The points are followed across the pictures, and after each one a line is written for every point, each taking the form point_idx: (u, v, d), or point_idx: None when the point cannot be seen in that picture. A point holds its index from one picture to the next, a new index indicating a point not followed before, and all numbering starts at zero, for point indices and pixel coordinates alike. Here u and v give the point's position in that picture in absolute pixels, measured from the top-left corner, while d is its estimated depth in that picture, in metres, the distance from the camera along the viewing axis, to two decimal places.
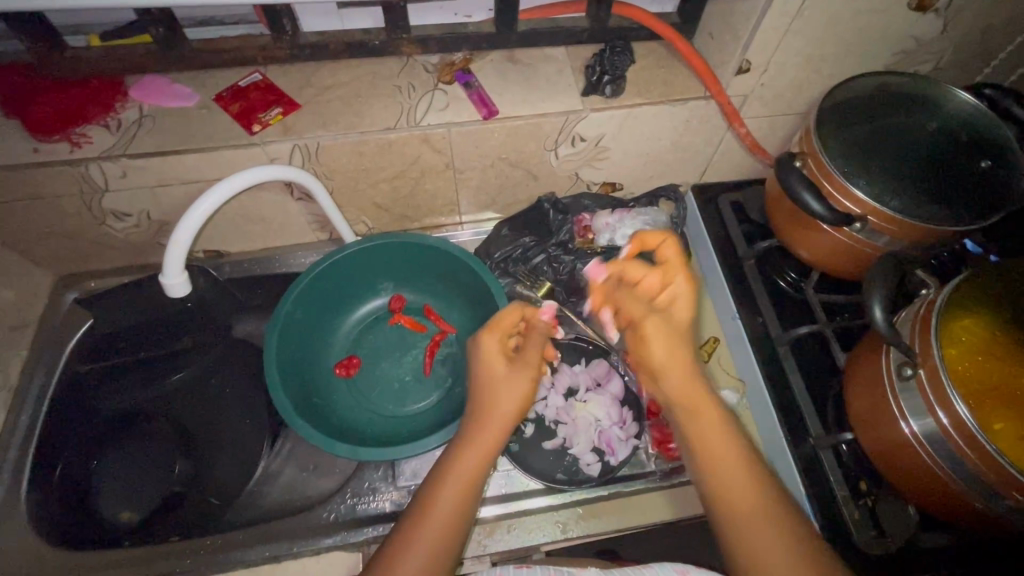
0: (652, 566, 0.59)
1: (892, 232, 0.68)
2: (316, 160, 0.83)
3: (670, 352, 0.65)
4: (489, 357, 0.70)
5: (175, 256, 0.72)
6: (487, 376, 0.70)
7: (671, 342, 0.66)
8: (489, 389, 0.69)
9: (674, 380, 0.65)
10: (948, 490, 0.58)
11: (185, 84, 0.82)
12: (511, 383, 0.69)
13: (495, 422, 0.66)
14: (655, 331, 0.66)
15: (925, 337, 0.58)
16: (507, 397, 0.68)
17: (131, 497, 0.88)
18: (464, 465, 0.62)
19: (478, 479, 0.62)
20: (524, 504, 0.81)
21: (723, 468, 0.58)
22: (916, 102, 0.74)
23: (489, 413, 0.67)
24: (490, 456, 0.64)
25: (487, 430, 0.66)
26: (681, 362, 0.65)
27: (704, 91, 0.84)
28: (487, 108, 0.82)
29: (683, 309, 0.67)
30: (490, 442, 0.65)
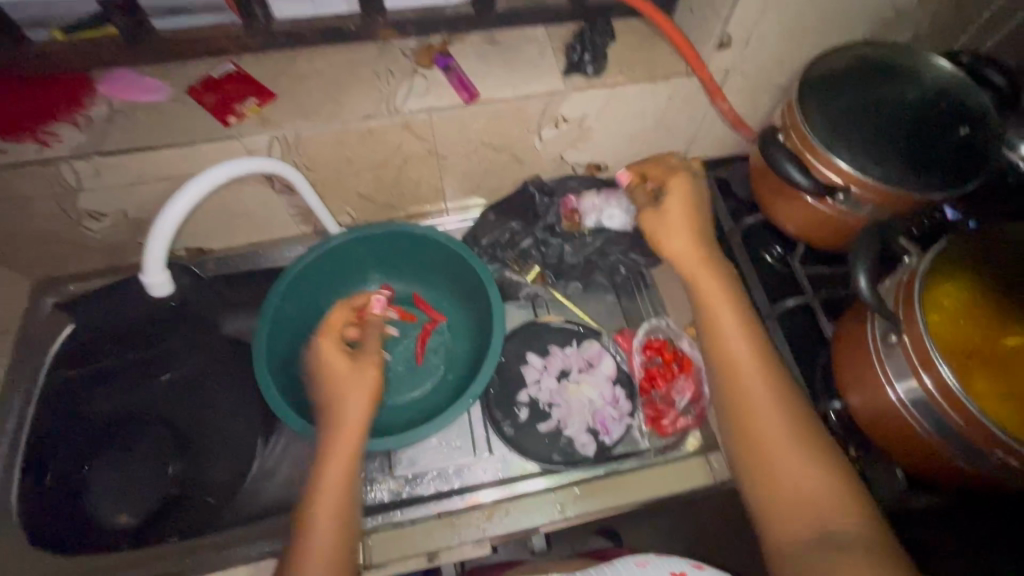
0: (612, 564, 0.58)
1: (874, 202, 0.69)
2: (296, 151, 0.82)
3: (697, 267, 0.67)
4: (333, 358, 0.71)
5: (157, 248, 0.70)
6: (335, 381, 0.69)
7: (696, 255, 0.68)
8: (335, 393, 0.68)
9: (706, 300, 0.66)
10: (933, 450, 0.60)
11: (156, 77, 0.79)
12: (358, 380, 0.68)
13: (347, 425, 0.65)
14: (683, 239, 0.69)
15: (909, 305, 0.59)
16: (353, 396, 0.67)
17: (127, 499, 0.86)
18: (332, 471, 0.62)
19: (348, 485, 0.62)
20: (521, 487, 0.82)
21: (749, 385, 0.60)
22: (896, 70, 0.74)
23: (336, 415, 0.66)
24: (354, 455, 0.64)
25: (342, 430, 0.65)
26: (710, 283, 0.66)
27: (686, 67, 0.84)
28: (468, 91, 0.80)
29: (683, 235, 0.69)
30: (348, 442, 0.64)
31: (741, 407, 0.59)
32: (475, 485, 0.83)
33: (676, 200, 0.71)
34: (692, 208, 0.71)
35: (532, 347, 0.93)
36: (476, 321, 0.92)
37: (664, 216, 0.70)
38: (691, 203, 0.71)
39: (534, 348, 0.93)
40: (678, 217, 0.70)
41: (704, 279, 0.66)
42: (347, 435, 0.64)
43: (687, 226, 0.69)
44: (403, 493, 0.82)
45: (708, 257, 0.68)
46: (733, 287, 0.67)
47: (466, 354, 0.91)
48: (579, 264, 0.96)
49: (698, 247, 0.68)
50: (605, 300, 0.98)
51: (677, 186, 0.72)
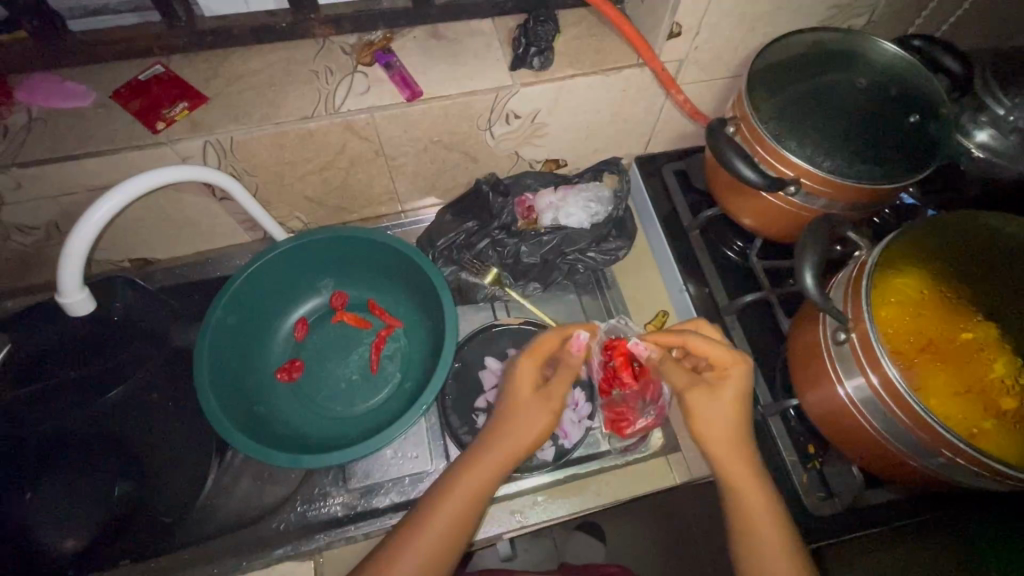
0: None
1: (825, 194, 0.67)
2: (233, 156, 0.78)
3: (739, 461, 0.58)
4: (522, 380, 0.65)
5: (71, 269, 0.66)
6: (515, 401, 0.63)
7: (738, 444, 0.59)
8: (512, 411, 0.62)
9: (744, 508, 0.56)
10: (884, 449, 0.59)
11: (78, 81, 0.75)
12: (540, 413, 0.62)
13: (509, 445, 0.60)
14: (721, 436, 0.59)
15: (856, 301, 0.57)
16: (532, 424, 0.61)
17: (71, 524, 0.83)
18: (462, 490, 0.56)
19: (473, 503, 0.56)
20: (503, 490, 0.80)
21: None
22: (848, 56, 0.72)
23: (506, 432, 0.60)
24: (485, 487, 0.58)
25: (501, 447, 0.59)
26: (745, 487, 0.57)
27: (637, 58, 0.81)
28: (410, 89, 0.77)
29: (733, 402, 0.59)
30: (497, 470, 0.58)
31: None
32: None
33: (720, 397, 0.60)
34: (739, 396, 0.60)
35: (491, 351, 0.91)
36: (431, 327, 0.89)
37: (714, 407, 0.60)
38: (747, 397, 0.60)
39: (493, 352, 0.91)
40: (726, 410, 0.60)
41: (737, 481, 0.58)
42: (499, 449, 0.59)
43: (733, 420, 0.59)
44: (358, 505, 0.82)
45: (745, 448, 0.59)
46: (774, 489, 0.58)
47: (422, 361, 0.89)
48: (537, 264, 0.94)
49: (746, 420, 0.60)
50: (566, 300, 0.97)
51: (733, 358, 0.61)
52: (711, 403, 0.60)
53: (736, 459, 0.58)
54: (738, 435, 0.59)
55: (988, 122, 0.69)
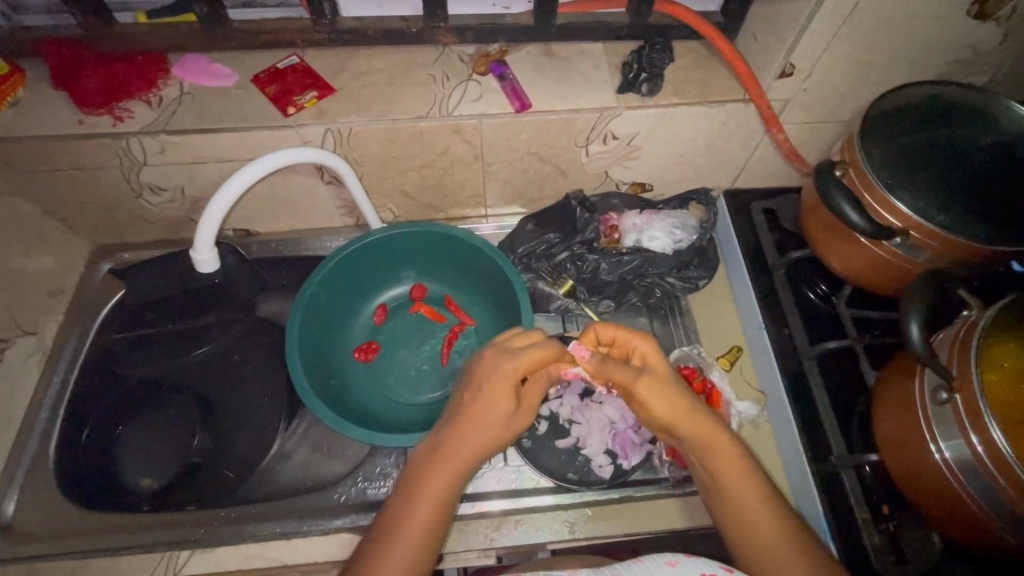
0: (642, 558, 0.58)
1: (934, 250, 0.65)
2: (348, 145, 0.84)
3: (699, 433, 0.60)
4: (496, 390, 0.63)
5: (206, 232, 0.73)
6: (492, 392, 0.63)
7: (691, 421, 0.60)
8: (480, 408, 0.62)
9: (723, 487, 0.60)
10: (977, 520, 0.56)
11: (225, 64, 0.83)
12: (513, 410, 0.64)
13: (472, 445, 0.61)
14: (674, 414, 0.60)
15: (964, 361, 0.55)
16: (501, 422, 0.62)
17: (151, 465, 0.90)
18: (425, 498, 0.59)
19: (451, 494, 0.60)
20: (530, 502, 0.81)
21: (765, 541, 0.57)
22: (970, 113, 0.70)
23: (472, 428, 0.62)
24: (458, 479, 0.61)
25: (474, 437, 0.62)
26: (721, 449, 0.60)
27: (743, 93, 0.82)
28: (520, 101, 0.81)
29: (661, 364, 0.63)
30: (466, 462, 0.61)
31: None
32: (484, 493, 0.81)
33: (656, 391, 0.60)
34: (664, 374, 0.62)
35: None
36: (504, 329, 0.92)
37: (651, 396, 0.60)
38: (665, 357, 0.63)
39: None
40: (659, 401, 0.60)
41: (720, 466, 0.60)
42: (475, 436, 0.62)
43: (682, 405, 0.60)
44: None
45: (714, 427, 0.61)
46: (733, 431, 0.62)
47: None
48: (614, 282, 0.95)
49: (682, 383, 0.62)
50: (636, 321, 0.96)
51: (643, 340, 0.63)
52: (653, 380, 0.61)
53: (709, 440, 0.60)
54: (683, 405, 0.60)
55: None
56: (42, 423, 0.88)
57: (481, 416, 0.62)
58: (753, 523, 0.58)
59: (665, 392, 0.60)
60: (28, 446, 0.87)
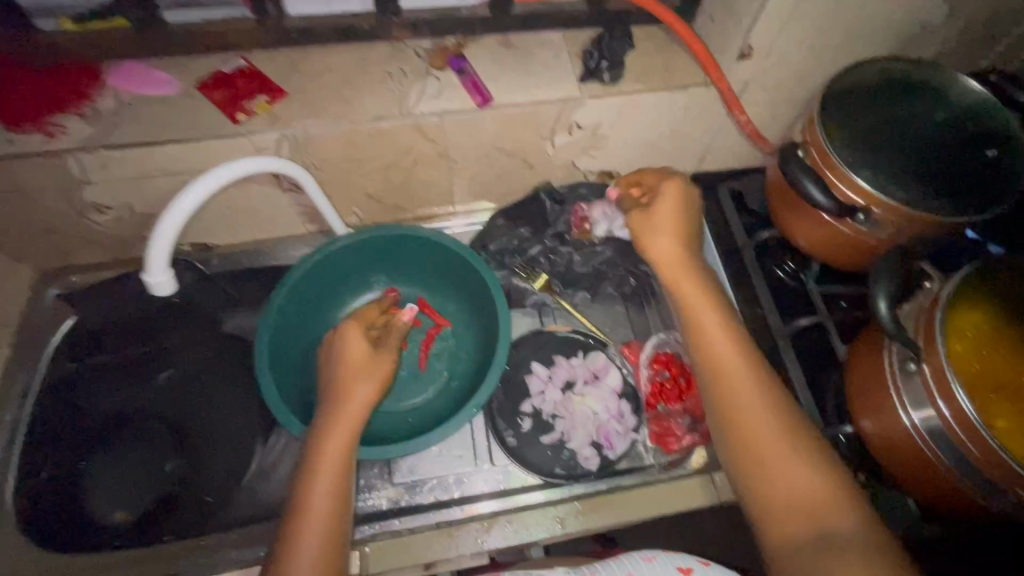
0: (620, 557, 0.59)
1: (896, 224, 0.67)
2: (305, 150, 0.80)
3: (682, 281, 0.68)
4: (350, 354, 0.70)
5: (159, 252, 0.69)
6: (351, 359, 0.69)
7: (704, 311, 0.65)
8: (346, 377, 0.67)
9: (727, 378, 0.61)
10: (946, 483, 0.58)
11: (166, 70, 0.78)
12: (371, 369, 0.68)
13: (352, 410, 0.64)
14: (665, 251, 0.70)
15: (930, 332, 0.57)
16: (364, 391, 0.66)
17: (121, 498, 0.85)
18: (321, 486, 0.58)
19: (349, 459, 0.61)
20: (522, 499, 0.81)
21: (732, 366, 0.61)
22: (924, 88, 0.71)
23: (346, 397, 0.65)
24: (351, 446, 0.62)
25: (351, 403, 0.65)
26: (695, 294, 0.66)
27: (704, 77, 0.82)
28: (481, 95, 0.79)
29: (669, 208, 0.70)
30: (352, 422, 0.63)
31: (764, 478, 0.56)
32: (473, 496, 0.82)
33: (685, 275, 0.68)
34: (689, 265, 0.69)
35: (537, 356, 0.91)
36: (482, 328, 0.91)
37: (648, 223, 0.71)
38: (681, 206, 0.71)
39: (539, 357, 0.91)
40: (688, 285, 0.67)
41: (726, 360, 0.62)
42: (352, 403, 0.65)
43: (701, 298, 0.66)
44: (402, 501, 0.81)
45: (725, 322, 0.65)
46: (715, 287, 0.68)
47: (469, 362, 0.90)
48: (587, 273, 0.95)
49: (682, 230, 0.70)
50: (613, 309, 0.96)
51: (670, 190, 0.71)
52: (646, 220, 0.72)
53: (714, 331, 0.64)
54: (680, 250, 0.69)
55: None
56: None
57: (346, 385, 0.67)
58: (725, 355, 0.62)
59: (654, 233, 0.70)
60: None
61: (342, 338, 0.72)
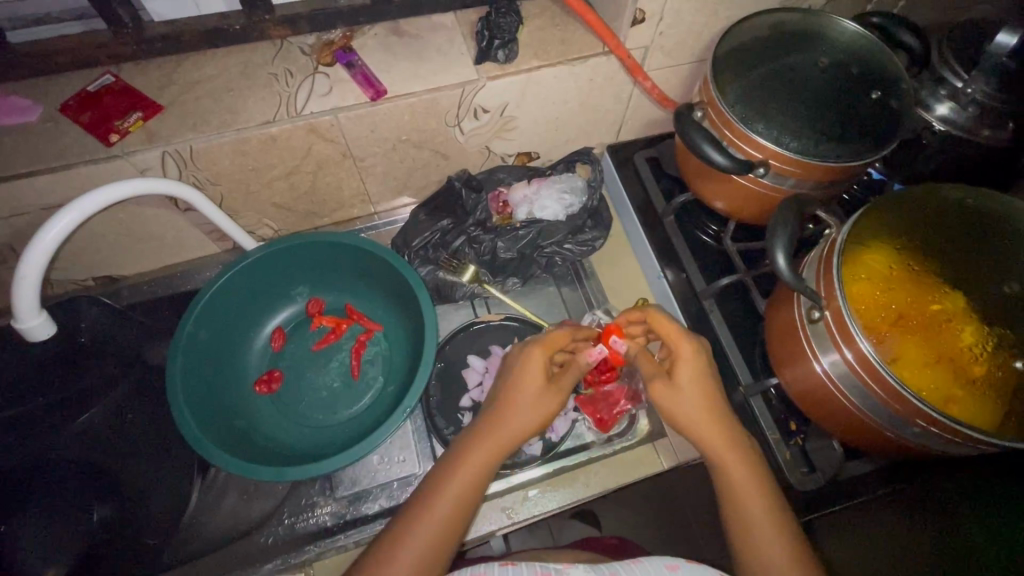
0: (641, 560, 0.51)
1: (796, 175, 0.67)
2: (194, 165, 0.76)
3: (706, 425, 0.59)
4: (530, 370, 0.62)
5: (27, 294, 0.65)
6: (523, 381, 0.62)
7: (710, 423, 0.59)
8: (513, 393, 0.62)
9: (731, 485, 0.57)
10: (859, 421, 0.60)
11: (24, 95, 0.72)
12: (540, 396, 0.61)
13: (511, 429, 0.59)
14: (690, 406, 0.60)
15: (828, 279, 0.57)
16: (528, 410, 0.60)
17: (51, 552, 0.79)
18: (450, 490, 0.54)
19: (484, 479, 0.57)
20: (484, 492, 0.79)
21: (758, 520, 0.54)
22: (811, 36, 0.72)
23: (505, 413, 0.60)
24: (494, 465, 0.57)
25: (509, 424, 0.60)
26: (718, 440, 0.59)
27: (602, 46, 0.81)
28: (374, 88, 0.75)
29: (689, 364, 0.62)
30: (506, 440, 0.59)
31: None
32: None
33: (689, 370, 0.62)
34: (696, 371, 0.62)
35: (474, 349, 0.91)
36: (411, 328, 0.88)
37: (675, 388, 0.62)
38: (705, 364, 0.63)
39: (476, 350, 0.91)
40: (691, 384, 0.61)
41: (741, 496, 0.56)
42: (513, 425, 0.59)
43: (704, 421, 0.60)
44: (347, 514, 0.80)
45: (736, 448, 0.58)
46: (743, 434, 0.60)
47: (405, 364, 0.87)
48: (514, 258, 0.93)
49: (712, 386, 0.62)
50: (546, 292, 0.97)
51: (687, 355, 0.63)
52: (670, 381, 0.62)
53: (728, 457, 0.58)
54: (709, 402, 0.61)
55: (947, 95, 0.70)
56: None
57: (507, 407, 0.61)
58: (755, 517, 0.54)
59: (681, 389, 0.61)
60: None
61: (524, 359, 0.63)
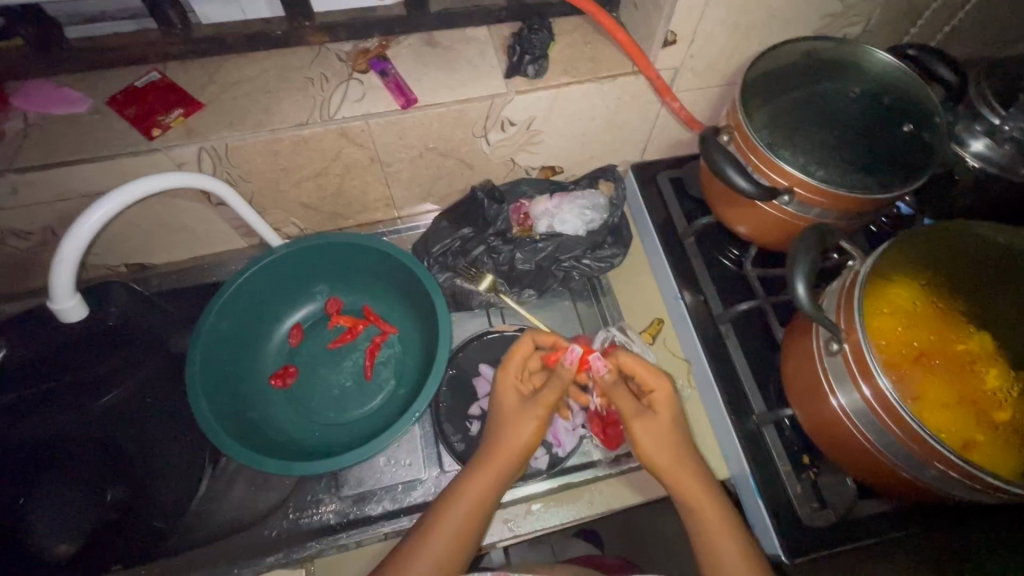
0: None
1: (820, 204, 0.67)
2: (228, 162, 0.78)
3: (674, 466, 0.66)
4: (506, 403, 0.73)
5: (64, 276, 0.67)
6: (507, 415, 0.72)
7: (680, 461, 0.66)
8: (501, 425, 0.72)
9: (702, 523, 0.62)
10: (876, 460, 0.58)
11: (75, 88, 0.76)
12: (524, 423, 0.70)
13: (503, 456, 0.68)
14: (662, 444, 0.67)
15: (848, 312, 0.56)
16: (516, 437, 0.69)
17: (64, 529, 0.81)
18: (454, 510, 0.63)
19: (485, 501, 0.65)
20: None
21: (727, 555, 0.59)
22: (844, 66, 0.72)
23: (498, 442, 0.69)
24: (493, 488, 0.66)
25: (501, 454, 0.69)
26: (688, 479, 0.65)
27: (631, 66, 0.81)
28: (405, 96, 0.77)
29: (665, 405, 0.70)
30: (501, 470, 0.68)
31: None
32: None
33: (663, 413, 0.69)
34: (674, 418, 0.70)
35: (486, 358, 0.91)
36: (425, 333, 0.89)
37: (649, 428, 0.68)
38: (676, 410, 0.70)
39: (489, 359, 0.91)
40: (663, 424, 0.69)
41: (714, 533, 0.61)
42: (504, 453, 0.68)
43: (677, 464, 0.66)
44: (350, 514, 0.81)
45: (705, 487, 0.65)
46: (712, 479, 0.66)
47: (417, 368, 0.88)
48: (531, 271, 0.93)
49: (681, 430, 0.69)
50: (561, 306, 0.97)
51: (662, 399, 0.70)
52: (648, 420, 0.69)
53: (703, 500, 0.64)
54: (677, 442, 0.68)
55: (983, 131, 0.69)
56: None
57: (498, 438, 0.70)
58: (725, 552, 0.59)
59: (656, 428, 0.68)
60: None
61: (501, 391, 0.74)
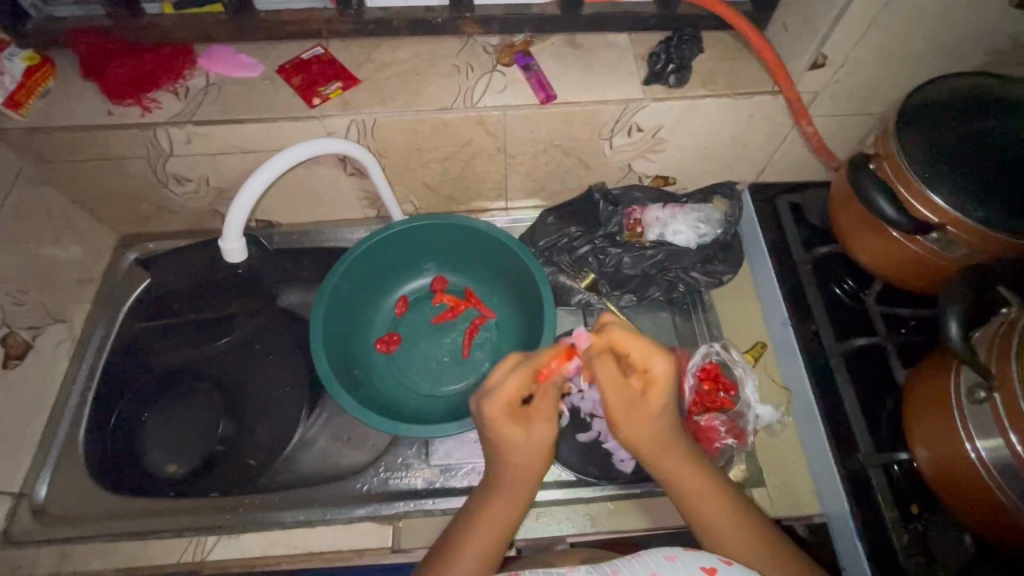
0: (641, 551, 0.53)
1: (971, 244, 0.64)
2: (372, 136, 0.84)
3: (666, 449, 0.60)
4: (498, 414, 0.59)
5: (235, 222, 0.75)
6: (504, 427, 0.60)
7: (670, 441, 0.60)
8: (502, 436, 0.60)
9: (695, 501, 0.60)
10: (1011, 518, 0.55)
11: (251, 55, 0.84)
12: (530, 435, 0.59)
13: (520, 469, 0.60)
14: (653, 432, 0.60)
15: (1003, 359, 0.54)
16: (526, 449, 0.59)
17: (178, 451, 0.90)
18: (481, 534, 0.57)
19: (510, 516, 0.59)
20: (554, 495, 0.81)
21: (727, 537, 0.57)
22: (1016, 105, 0.68)
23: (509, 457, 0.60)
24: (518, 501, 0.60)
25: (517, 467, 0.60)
26: (674, 455, 0.60)
27: (772, 85, 0.81)
28: (545, 92, 0.80)
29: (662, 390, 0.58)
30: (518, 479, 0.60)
31: None
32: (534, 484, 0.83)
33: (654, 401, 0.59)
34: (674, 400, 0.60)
35: None
36: (525, 322, 0.92)
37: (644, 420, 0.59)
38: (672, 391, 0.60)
39: None
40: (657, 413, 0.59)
41: (706, 511, 0.59)
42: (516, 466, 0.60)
43: (673, 447, 0.60)
44: (436, 483, 0.85)
45: (695, 465, 0.61)
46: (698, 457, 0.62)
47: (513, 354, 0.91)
48: (637, 276, 0.94)
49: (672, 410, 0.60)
50: (659, 317, 0.96)
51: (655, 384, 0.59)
52: (644, 411, 0.59)
53: (693, 478, 0.60)
54: (667, 424, 0.60)
55: None
56: (71, 412, 0.88)
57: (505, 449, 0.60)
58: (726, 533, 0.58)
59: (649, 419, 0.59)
60: (58, 433, 0.86)
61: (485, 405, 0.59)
